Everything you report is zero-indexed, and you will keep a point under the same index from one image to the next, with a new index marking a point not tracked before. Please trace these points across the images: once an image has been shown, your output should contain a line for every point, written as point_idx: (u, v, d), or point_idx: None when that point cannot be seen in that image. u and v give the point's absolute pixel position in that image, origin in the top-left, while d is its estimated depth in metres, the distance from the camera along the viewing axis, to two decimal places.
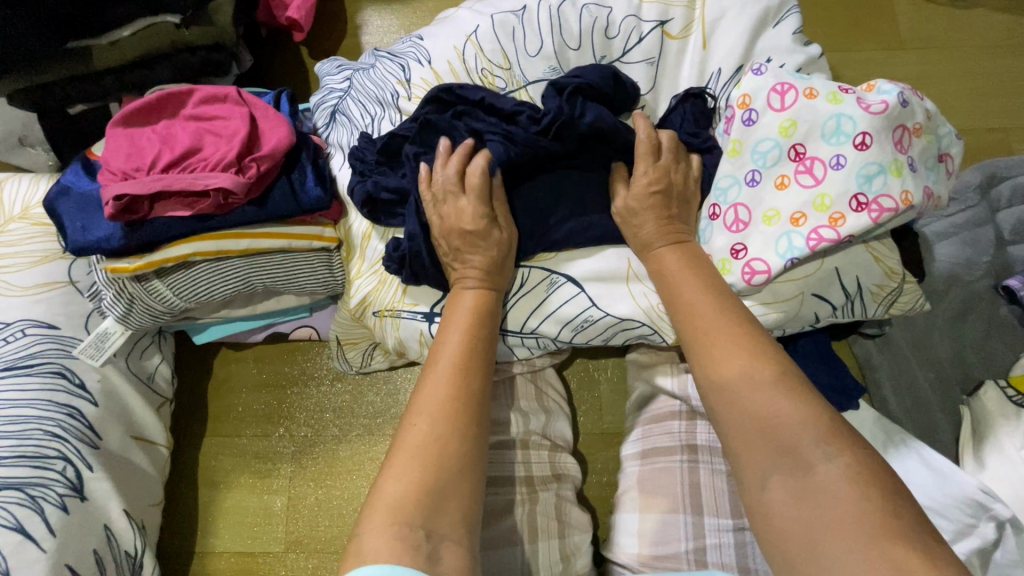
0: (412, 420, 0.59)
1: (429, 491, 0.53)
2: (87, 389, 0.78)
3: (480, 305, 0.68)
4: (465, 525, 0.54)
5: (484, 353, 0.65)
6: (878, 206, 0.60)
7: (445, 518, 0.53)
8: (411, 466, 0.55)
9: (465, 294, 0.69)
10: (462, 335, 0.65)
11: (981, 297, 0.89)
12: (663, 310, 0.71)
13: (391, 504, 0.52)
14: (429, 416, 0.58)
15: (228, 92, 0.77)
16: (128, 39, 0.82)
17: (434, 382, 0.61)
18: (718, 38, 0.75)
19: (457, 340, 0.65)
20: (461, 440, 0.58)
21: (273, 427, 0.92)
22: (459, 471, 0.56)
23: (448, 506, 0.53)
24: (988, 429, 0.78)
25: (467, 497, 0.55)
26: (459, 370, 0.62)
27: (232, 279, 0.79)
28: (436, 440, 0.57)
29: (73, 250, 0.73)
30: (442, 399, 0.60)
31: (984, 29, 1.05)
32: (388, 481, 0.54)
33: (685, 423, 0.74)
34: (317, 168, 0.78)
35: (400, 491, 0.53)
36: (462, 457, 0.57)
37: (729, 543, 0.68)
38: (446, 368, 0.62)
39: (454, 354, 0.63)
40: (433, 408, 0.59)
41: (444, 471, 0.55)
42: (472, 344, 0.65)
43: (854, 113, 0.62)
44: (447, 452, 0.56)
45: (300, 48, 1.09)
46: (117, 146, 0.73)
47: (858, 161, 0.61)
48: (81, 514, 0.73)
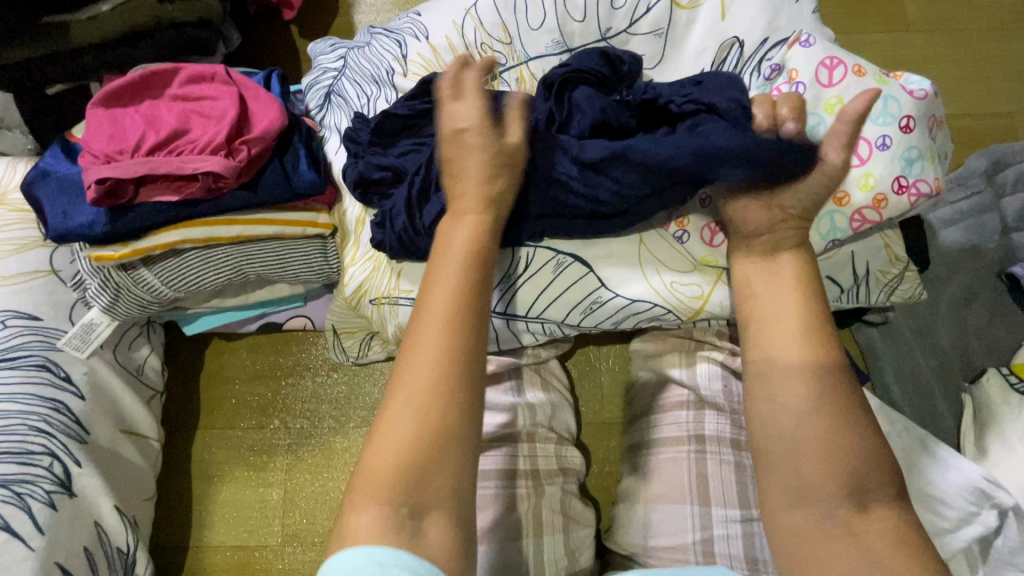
0: (398, 378, 0.52)
1: (414, 461, 0.48)
2: (73, 382, 0.75)
3: (472, 245, 0.60)
4: (455, 497, 0.49)
5: (478, 297, 0.57)
6: (915, 190, 0.63)
7: (432, 489, 0.48)
8: (393, 433, 0.50)
9: (456, 235, 0.61)
10: (454, 279, 0.57)
11: (984, 284, 0.89)
12: (675, 287, 0.70)
13: (375, 480, 0.48)
14: (414, 375, 0.52)
15: (215, 70, 0.73)
16: (106, 14, 0.79)
17: (423, 333, 0.54)
18: (735, 9, 0.72)
19: (448, 287, 0.56)
20: (449, 400, 0.51)
21: (268, 419, 0.90)
22: (446, 436, 0.50)
23: (434, 476, 0.49)
24: (992, 415, 0.78)
25: (457, 467, 0.50)
26: (450, 318, 0.54)
27: (223, 268, 0.76)
28: (420, 401, 0.51)
29: (55, 238, 0.69)
30: (431, 353, 0.53)
31: (991, 11, 1.03)
32: (372, 451, 0.50)
33: (693, 413, 0.73)
34: (309, 151, 0.75)
35: (386, 463, 0.49)
36: (450, 420, 0.50)
37: (736, 534, 0.67)
38: (437, 316, 0.54)
39: (444, 301, 0.55)
40: (419, 366, 0.52)
41: (429, 437, 0.49)
42: (468, 289, 0.57)
43: (900, 96, 0.64)
44: (434, 418, 0.50)
45: (290, 26, 1.05)
46: (99, 127, 0.70)
47: (902, 142, 0.63)
48: (70, 511, 0.70)
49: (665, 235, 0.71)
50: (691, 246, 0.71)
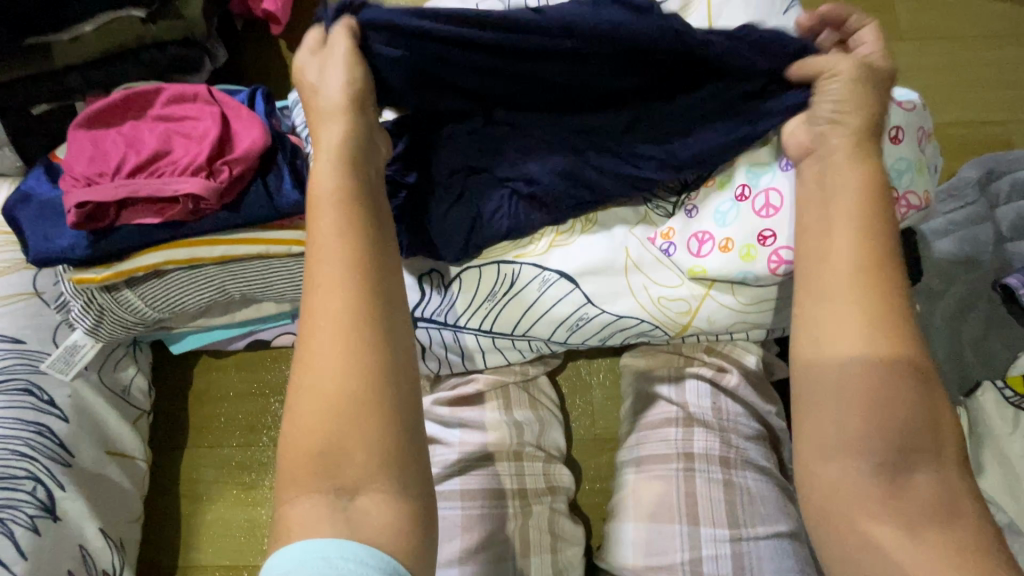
0: (303, 351, 0.47)
1: (329, 432, 0.44)
2: (56, 405, 0.75)
3: (343, 176, 0.52)
4: (384, 462, 0.44)
5: (368, 238, 0.50)
6: (906, 203, 0.63)
7: (354, 461, 0.43)
8: (309, 411, 0.45)
9: (321, 176, 0.52)
10: (332, 225, 0.49)
11: (979, 296, 0.88)
12: (662, 302, 0.69)
13: (298, 468, 0.44)
14: (319, 342, 0.46)
15: (198, 90, 0.73)
16: (90, 34, 0.79)
17: (318, 294, 0.47)
18: (723, 22, 0.72)
19: (327, 237, 0.49)
20: (359, 358, 0.45)
21: (257, 436, 0.89)
22: (364, 400, 0.44)
23: (356, 447, 0.44)
24: (983, 428, 0.75)
25: (382, 428, 0.44)
26: (343, 268, 0.48)
27: (208, 287, 0.76)
28: (332, 370, 0.45)
29: (37, 261, 0.69)
30: (330, 311, 0.46)
31: (984, 19, 1.02)
32: (291, 436, 0.45)
33: (682, 431, 0.72)
34: (294, 169, 0.74)
35: (307, 441, 0.44)
36: (363, 379, 0.45)
37: (726, 555, 0.65)
38: (325, 270, 0.48)
39: (328, 245, 0.49)
40: (323, 330, 0.46)
41: (347, 404, 0.44)
42: (352, 231, 0.49)
43: (887, 108, 0.63)
44: (343, 378, 0.45)
45: (278, 41, 1.05)
46: (80, 150, 0.70)
47: (891, 154, 0.63)
48: (53, 535, 0.70)
49: (650, 249, 0.69)
50: (678, 258, 0.67)
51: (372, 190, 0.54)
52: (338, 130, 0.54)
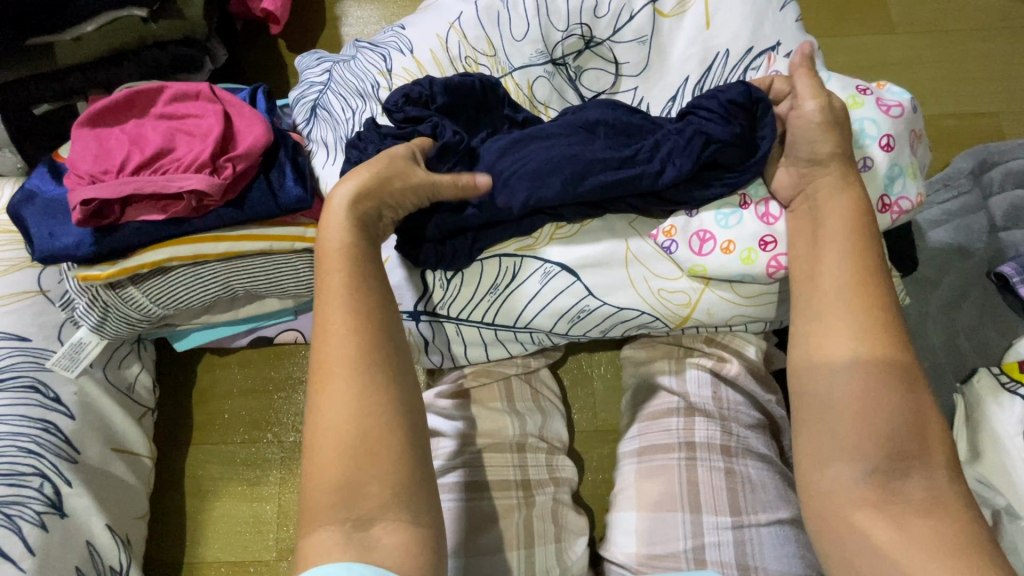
0: (318, 401, 0.52)
1: (348, 473, 0.49)
2: (62, 402, 0.75)
3: (348, 237, 0.58)
4: (395, 497, 0.49)
5: (377, 298, 0.56)
6: (899, 207, 0.65)
7: (368, 499, 0.48)
8: (327, 454, 0.50)
9: (329, 234, 0.58)
10: (344, 288, 0.55)
11: (974, 285, 0.89)
12: (662, 294, 0.70)
13: (316, 506, 0.48)
14: (334, 393, 0.51)
15: (200, 88, 0.74)
16: (91, 34, 0.79)
17: (332, 350, 0.53)
18: (719, 17, 0.73)
19: (340, 298, 0.55)
20: (373, 406, 0.51)
21: (261, 433, 0.90)
22: (377, 442, 0.50)
23: (370, 484, 0.49)
24: (980, 415, 0.76)
25: (393, 468, 0.50)
26: (356, 326, 0.54)
27: (212, 284, 0.77)
28: (348, 416, 0.51)
29: (41, 259, 0.69)
30: (344, 365, 0.52)
31: (975, 12, 1.03)
32: (309, 477, 0.50)
33: (683, 421, 0.72)
34: (296, 165, 0.75)
35: (325, 483, 0.49)
36: (377, 426, 0.51)
37: (728, 541, 0.66)
38: (339, 329, 0.54)
39: (340, 302, 0.55)
40: (338, 381, 0.52)
41: (362, 449, 0.50)
42: (362, 293, 0.56)
43: (877, 117, 0.65)
44: (359, 425, 0.50)
45: (277, 40, 1.05)
46: (84, 148, 0.70)
47: (885, 161, 0.64)
48: (60, 531, 0.70)
49: (651, 243, 0.70)
50: (680, 256, 0.68)
51: (371, 247, 0.60)
52: (345, 195, 0.60)
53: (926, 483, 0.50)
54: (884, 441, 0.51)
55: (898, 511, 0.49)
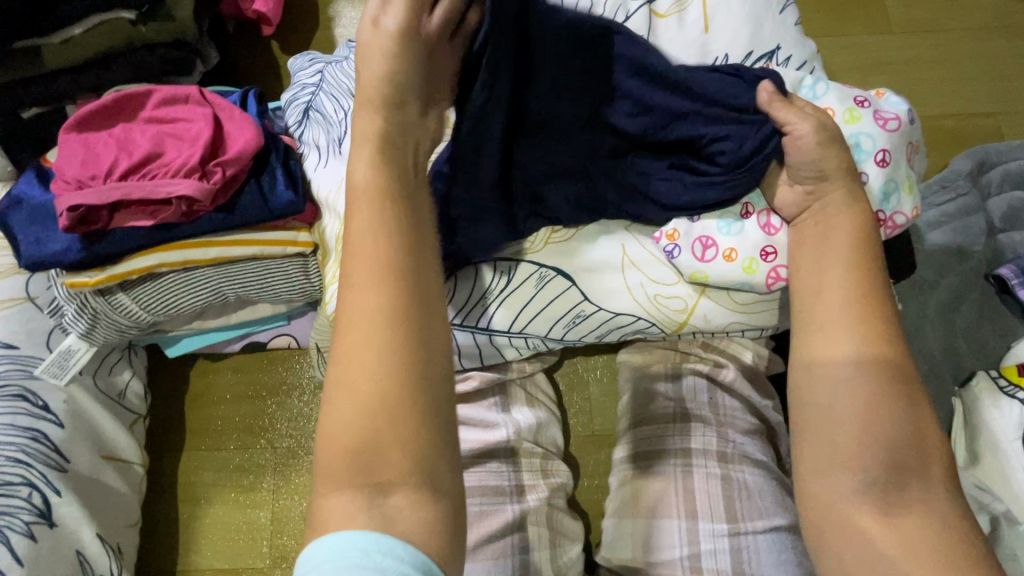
0: (343, 354, 0.47)
1: (368, 434, 0.44)
2: (51, 411, 0.74)
3: (375, 176, 0.54)
4: (419, 466, 0.44)
5: (409, 247, 0.50)
6: (893, 222, 0.65)
7: (393, 463, 0.44)
8: (347, 413, 0.45)
9: (360, 174, 0.54)
10: (374, 234, 0.50)
11: (973, 287, 0.88)
12: (659, 301, 0.69)
13: (336, 465, 0.44)
14: (360, 346, 0.46)
15: (190, 92, 0.73)
16: (80, 37, 0.79)
17: (360, 299, 0.48)
18: (717, 20, 0.72)
19: (364, 247, 0.50)
20: (398, 363, 0.46)
21: (255, 439, 0.89)
22: (398, 402, 0.45)
23: (393, 447, 0.44)
24: (977, 418, 0.76)
25: (420, 431, 0.45)
26: (383, 277, 0.48)
27: (203, 290, 0.76)
28: (370, 372, 0.46)
29: (28, 265, 0.68)
30: (371, 317, 0.47)
31: (973, 12, 1.03)
32: (324, 435, 0.46)
33: (680, 426, 0.72)
34: (287, 170, 0.74)
35: (341, 443, 0.45)
36: (405, 386, 0.45)
37: (724, 549, 0.65)
38: (366, 277, 0.48)
39: (366, 244, 0.50)
40: (365, 336, 0.47)
41: (388, 409, 0.45)
42: (394, 240, 0.50)
43: (873, 131, 0.64)
44: (382, 382, 0.45)
45: (270, 42, 1.04)
46: (71, 152, 0.69)
47: (880, 178, 0.64)
48: (49, 542, 0.70)
49: (653, 250, 0.69)
50: (682, 262, 0.66)
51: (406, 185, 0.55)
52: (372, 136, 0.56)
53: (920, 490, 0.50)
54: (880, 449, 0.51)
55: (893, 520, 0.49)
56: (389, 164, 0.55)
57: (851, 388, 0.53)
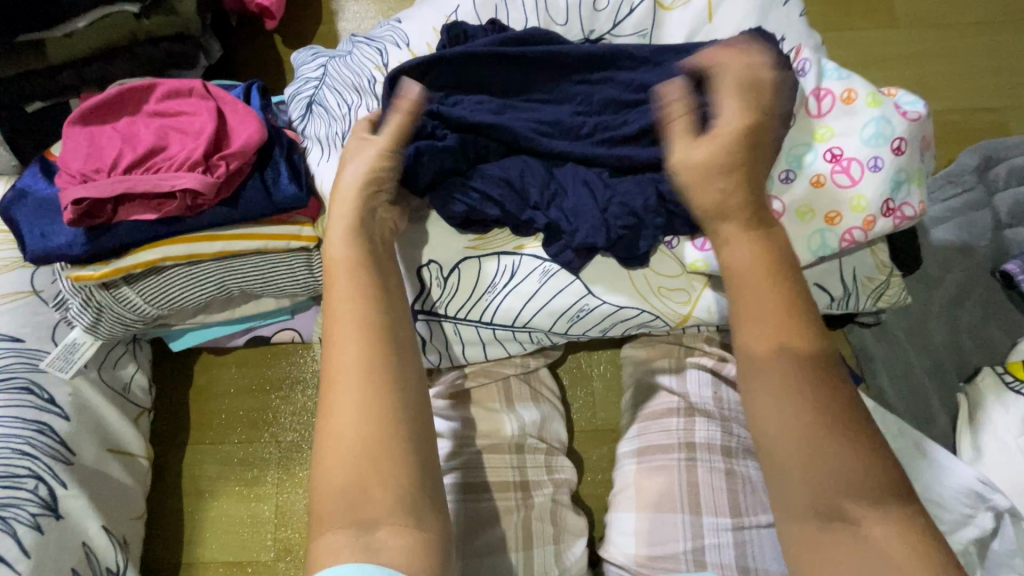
0: (327, 402, 0.51)
1: (355, 482, 0.48)
2: (57, 403, 0.75)
3: (353, 252, 0.58)
4: (400, 504, 0.48)
5: (390, 307, 0.56)
6: (901, 212, 0.64)
7: (375, 499, 0.47)
8: (334, 461, 0.49)
9: (334, 244, 0.59)
10: (353, 290, 0.55)
11: (977, 283, 0.88)
12: (662, 292, 0.69)
13: (324, 504, 0.48)
14: (340, 391, 0.51)
15: (193, 85, 0.73)
16: (83, 31, 0.78)
17: (341, 348, 0.53)
18: (722, 12, 0.72)
19: (347, 310, 0.54)
20: (381, 415, 0.50)
21: (258, 433, 0.89)
22: (381, 455, 0.48)
23: (375, 486, 0.48)
24: (981, 413, 0.76)
25: (399, 468, 0.49)
26: (364, 332, 0.53)
27: (207, 284, 0.76)
28: (356, 424, 0.49)
29: (33, 259, 0.69)
30: (353, 368, 0.51)
31: (980, 5, 1.02)
32: (316, 483, 0.49)
33: (683, 421, 0.72)
34: (291, 164, 0.74)
35: (332, 489, 0.48)
36: (384, 430, 0.49)
37: (727, 543, 0.66)
38: (349, 332, 0.53)
39: (349, 312, 0.54)
40: (348, 385, 0.51)
41: (370, 448, 0.49)
42: (373, 300, 0.55)
43: (893, 117, 0.63)
44: (366, 433, 0.49)
45: (273, 36, 1.04)
46: (75, 146, 0.69)
47: (894, 164, 0.63)
48: (55, 533, 0.70)
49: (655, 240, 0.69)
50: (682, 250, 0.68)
51: (379, 257, 0.59)
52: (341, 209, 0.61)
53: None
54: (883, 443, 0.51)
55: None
56: (363, 239, 0.59)
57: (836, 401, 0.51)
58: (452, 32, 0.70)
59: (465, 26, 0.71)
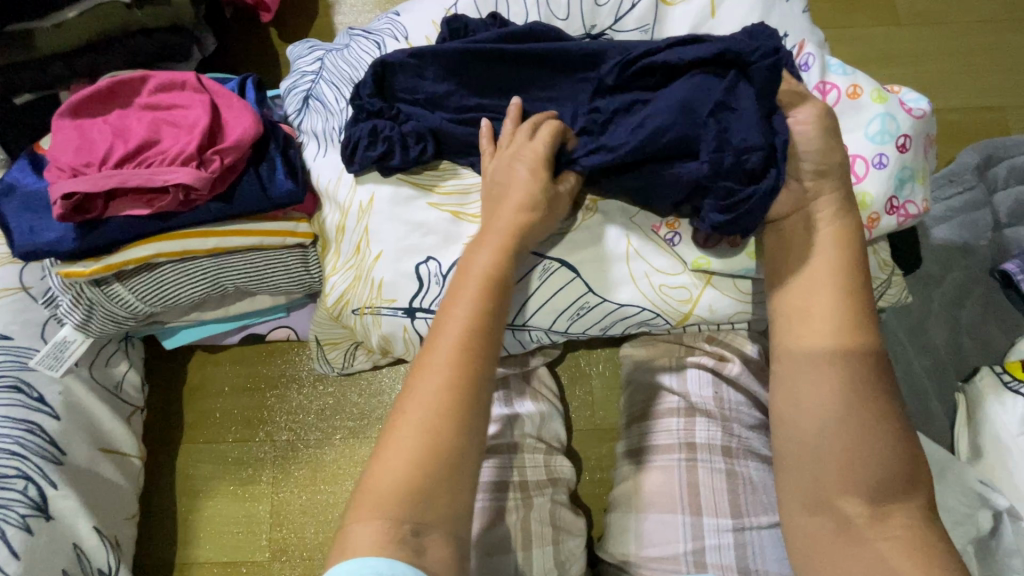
0: (410, 391, 0.50)
1: (419, 485, 0.46)
2: (47, 402, 0.73)
3: (494, 270, 0.56)
4: (455, 521, 0.47)
5: (496, 321, 0.54)
6: (905, 210, 0.63)
7: (436, 508, 0.46)
8: (403, 457, 0.47)
9: (475, 257, 0.57)
10: (475, 304, 0.54)
11: (977, 283, 0.88)
12: (664, 290, 0.68)
13: (381, 492, 0.46)
14: (430, 393, 0.49)
15: (187, 78, 0.71)
16: (73, 21, 0.77)
17: (440, 354, 0.51)
18: (725, 7, 0.71)
19: (466, 322, 0.53)
20: (464, 431, 0.49)
21: (253, 432, 0.88)
22: (454, 470, 0.48)
23: (440, 499, 0.47)
24: (980, 412, 0.75)
25: (466, 490, 0.48)
26: (469, 339, 0.52)
27: (201, 280, 0.75)
28: (436, 431, 0.48)
29: (22, 255, 0.67)
30: (445, 371, 0.50)
31: (981, 5, 1.01)
32: (375, 468, 0.48)
33: (683, 421, 0.71)
34: (287, 159, 0.73)
35: (391, 482, 0.47)
36: (461, 448, 0.48)
37: (728, 544, 0.65)
38: (457, 333, 0.52)
39: (465, 323, 0.53)
40: (434, 383, 0.50)
41: (447, 460, 0.48)
42: (487, 321, 0.54)
43: (898, 114, 0.63)
44: (446, 446, 0.48)
45: (268, 29, 1.02)
46: (65, 139, 0.68)
47: (898, 162, 0.62)
48: (46, 534, 0.69)
49: (655, 237, 0.69)
50: (683, 249, 0.67)
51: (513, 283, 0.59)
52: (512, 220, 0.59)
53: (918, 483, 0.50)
54: (885, 445, 0.50)
55: (889, 513, 0.49)
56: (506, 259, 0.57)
57: (889, 433, 0.51)
58: (453, 25, 0.70)
59: (467, 19, 0.70)
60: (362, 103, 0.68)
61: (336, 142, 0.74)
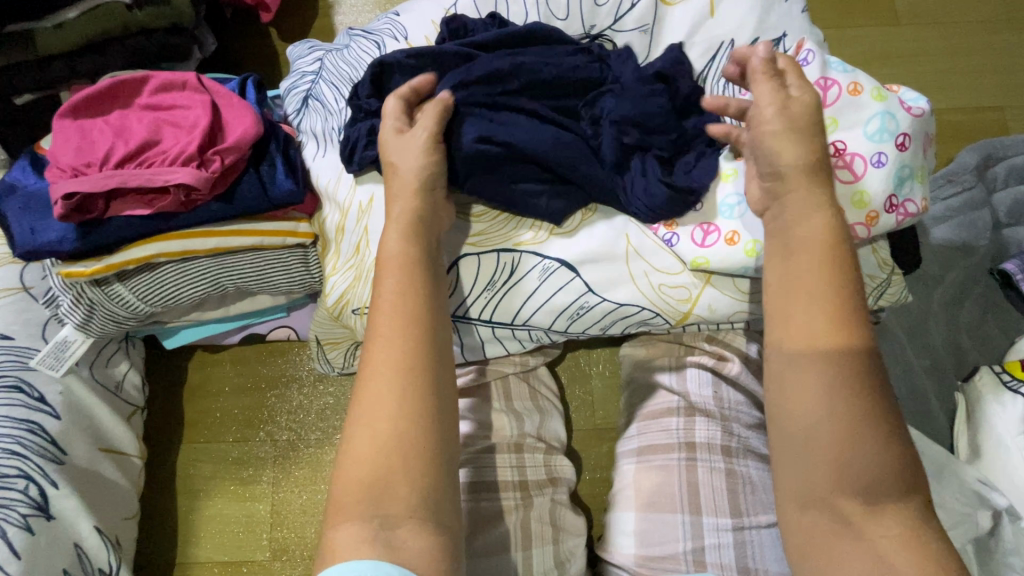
0: (360, 394, 0.53)
1: (380, 475, 0.49)
2: (47, 402, 0.73)
3: (405, 255, 0.59)
4: (420, 508, 0.49)
5: (423, 299, 0.57)
6: (904, 209, 0.63)
7: (398, 495, 0.48)
8: (364, 453, 0.50)
9: (388, 243, 0.60)
10: (397, 288, 0.57)
11: (977, 283, 0.88)
12: (664, 290, 0.68)
13: (346, 494, 0.49)
14: (375, 387, 0.52)
15: (187, 78, 0.71)
16: (74, 22, 0.77)
17: (378, 345, 0.54)
18: (724, 7, 0.71)
19: (394, 308, 0.55)
20: (414, 414, 0.51)
21: (254, 431, 0.88)
22: (410, 455, 0.50)
23: (402, 486, 0.49)
24: (979, 412, 0.75)
25: (427, 470, 0.50)
26: (406, 331, 0.54)
27: (201, 280, 0.75)
28: (389, 419, 0.51)
29: (22, 255, 0.67)
30: (388, 368, 0.53)
31: (981, 4, 1.01)
32: (341, 471, 0.50)
33: (683, 420, 0.71)
34: (287, 159, 0.73)
35: (356, 480, 0.49)
36: (414, 431, 0.51)
37: (728, 543, 0.65)
38: (392, 328, 0.54)
39: (392, 310, 0.55)
40: (380, 381, 0.52)
41: (402, 446, 0.50)
42: (415, 301, 0.56)
43: (898, 112, 0.63)
44: (399, 431, 0.50)
45: (269, 30, 1.02)
46: (65, 139, 0.68)
47: (897, 160, 0.62)
48: (47, 533, 0.69)
49: (653, 237, 0.69)
50: (682, 248, 0.67)
51: (430, 261, 0.60)
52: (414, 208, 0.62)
53: (918, 480, 0.50)
54: (886, 442, 0.50)
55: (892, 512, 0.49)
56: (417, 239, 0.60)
57: (836, 406, 0.51)
58: (452, 25, 0.70)
59: (465, 19, 0.70)
60: (359, 103, 0.69)
61: (336, 141, 0.74)
